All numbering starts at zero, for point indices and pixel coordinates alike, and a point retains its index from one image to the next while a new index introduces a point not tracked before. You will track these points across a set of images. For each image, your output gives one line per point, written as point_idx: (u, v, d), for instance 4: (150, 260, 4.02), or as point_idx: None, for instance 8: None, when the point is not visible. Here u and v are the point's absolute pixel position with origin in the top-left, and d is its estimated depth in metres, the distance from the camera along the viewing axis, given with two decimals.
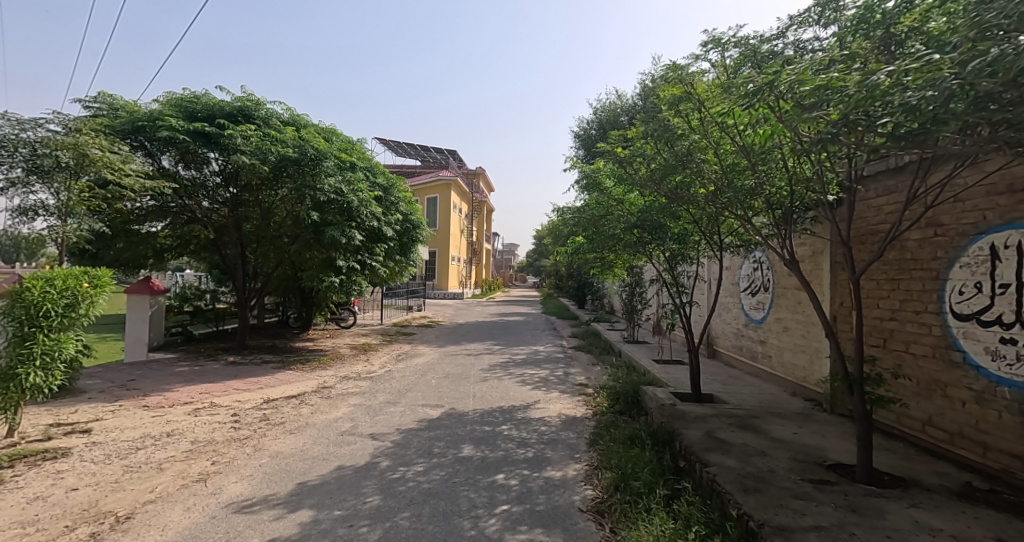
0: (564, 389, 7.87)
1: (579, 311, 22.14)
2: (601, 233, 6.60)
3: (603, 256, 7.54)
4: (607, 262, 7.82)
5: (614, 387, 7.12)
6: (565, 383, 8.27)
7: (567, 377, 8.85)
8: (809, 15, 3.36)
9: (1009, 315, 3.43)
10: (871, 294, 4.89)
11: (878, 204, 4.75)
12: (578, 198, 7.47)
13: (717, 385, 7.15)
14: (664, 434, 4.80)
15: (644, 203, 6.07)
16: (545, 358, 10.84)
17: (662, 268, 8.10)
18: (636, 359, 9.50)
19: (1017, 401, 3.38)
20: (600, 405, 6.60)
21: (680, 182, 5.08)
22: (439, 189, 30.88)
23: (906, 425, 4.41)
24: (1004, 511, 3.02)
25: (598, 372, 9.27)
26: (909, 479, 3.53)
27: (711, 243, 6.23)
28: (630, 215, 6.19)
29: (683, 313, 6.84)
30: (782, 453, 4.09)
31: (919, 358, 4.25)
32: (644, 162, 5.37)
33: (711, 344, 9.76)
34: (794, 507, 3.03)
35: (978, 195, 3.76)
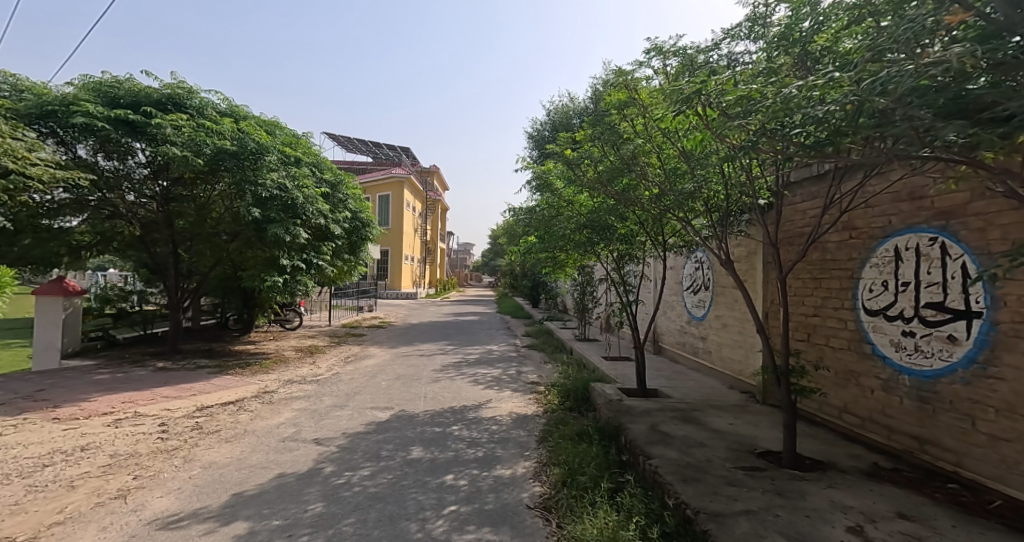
0: (517, 387, 7.91)
1: (533, 311, 22.18)
2: (552, 233, 6.72)
3: (555, 256, 7.66)
4: (559, 262, 7.96)
5: (565, 385, 7.26)
6: (517, 382, 8.33)
7: (519, 375, 8.90)
8: (740, 29, 3.56)
9: (909, 311, 3.80)
10: (798, 292, 5.27)
11: (803, 208, 5.11)
12: (530, 198, 7.55)
13: (662, 380, 7.44)
14: (612, 429, 4.95)
15: (593, 204, 6.21)
16: (499, 357, 10.85)
17: (610, 267, 8.38)
18: (587, 357, 9.73)
19: (915, 388, 3.74)
20: (551, 403, 6.71)
21: (628, 184, 5.26)
22: (394, 186, 30.14)
23: (826, 412, 4.79)
24: (905, 486, 3.35)
25: (550, 370, 9.41)
26: (828, 462, 3.83)
27: (656, 244, 6.48)
28: (580, 216, 6.33)
29: (631, 312, 7.04)
30: (719, 443, 4.32)
31: (837, 351, 4.63)
32: (593, 164, 5.50)
33: (656, 341, 10.15)
34: (727, 494, 3.21)
35: (885, 202, 4.12)
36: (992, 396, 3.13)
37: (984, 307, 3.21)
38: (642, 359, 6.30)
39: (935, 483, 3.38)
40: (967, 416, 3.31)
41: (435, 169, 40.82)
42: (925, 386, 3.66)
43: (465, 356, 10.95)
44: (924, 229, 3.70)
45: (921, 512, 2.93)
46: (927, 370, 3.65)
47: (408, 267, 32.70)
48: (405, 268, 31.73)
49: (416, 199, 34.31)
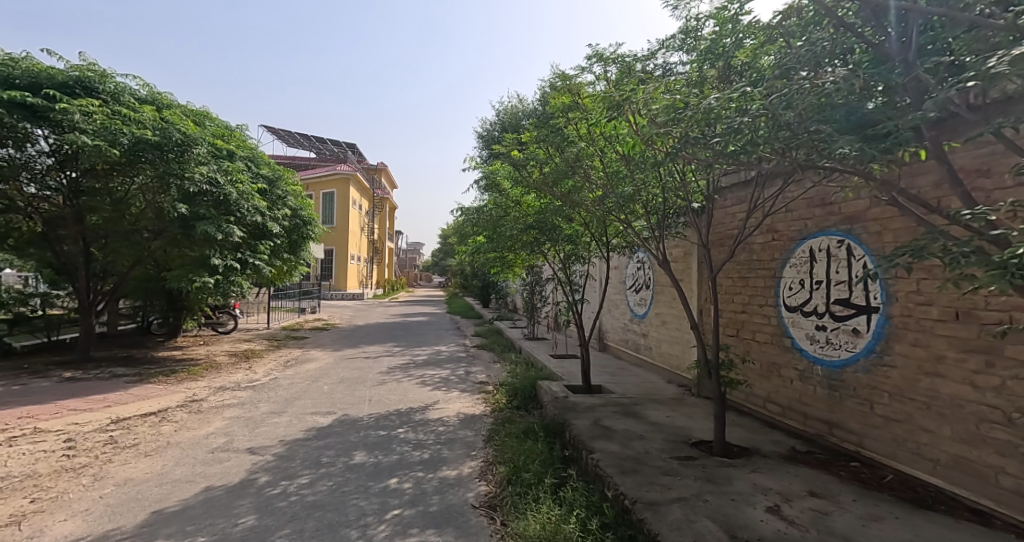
0: (465, 388, 7.90)
1: (482, 311, 22.14)
2: (499, 233, 6.76)
3: (503, 256, 7.70)
4: (507, 262, 8.00)
5: (513, 384, 7.32)
6: (465, 382, 8.31)
7: (467, 376, 8.88)
8: (674, 41, 3.75)
9: (821, 307, 4.15)
10: (728, 291, 5.62)
11: (732, 212, 5.45)
12: (478, 198, 7.56)
13: (606, 376, 7.68)
14: (557, 426, 5.05)
15: (540, 205, 6.30)
16: (447, 358, 10.76)
17: (557, 267, 8.53)
18: (535, 356, 9.85)
19: (827, 377, 4.10)
20: (499, 402, 6.75)
21: (573, 186, 5.38)
22: (339, 183, 29.10)
23: (752, 402, 5.14)
24: (817, 467, 3.67)
25: (498, 370, 9.45)
26: (753, 448, 4.12)
27: (600, 244, 6.65)
28: (526, 216, 6.41)
29: (576, 311, 7.22)
30: (657, 435, 4.53)
31: (762, 345, 4.98)
32: (538, 166, 5.60)
33: (602, 338, 10.44)
34: (662, 483, 3.38)
35: (801, 207, 4.47)
36: (887, 382, 3.49)
37: (881, 303, 3.57)
38: (587, 356, 6.47)
39: (842, 462, 3.73)
40: (867, 401, 3.67)
41: (382, 167, 39.85)
42: (834, 375, 4.01)
43: (413, 357, 10.77)
44: (833, 232, 4.06)
45: (829, 490, 3.22)
46: (835, 360, 4.01)
47: (355, 267, 31.72)
48: (351, 268, 30.78)
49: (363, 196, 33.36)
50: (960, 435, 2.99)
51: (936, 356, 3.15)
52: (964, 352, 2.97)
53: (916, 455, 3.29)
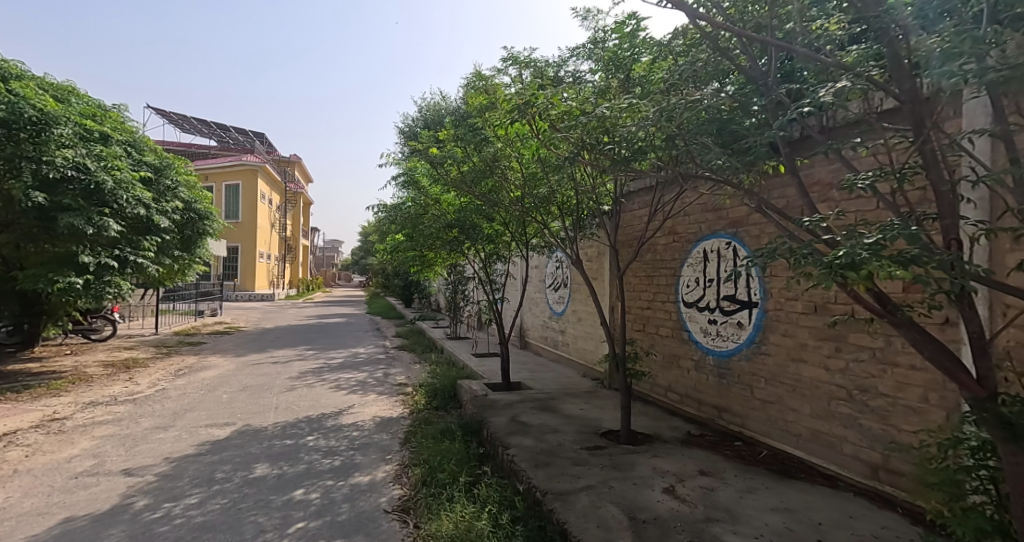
0: (382, 390, 7.65)
1: (404, 310, 21.54)
2: (417, 231, 6.62)
3: (423, 255, 7.55)
4: (427, 260, 7.86)
5: (432, 384, 7.21)
6: (383, 384, 8.04)
7: (386, 377, 8.61)
8: (583, 50, 3.88)
9: (713, 302, 4.55)
10: (635, 288, 5.96)
11: (638, 214, 5.79)
12: (396, 195, 7.38)
13: (525, 373, 7.82)
14: (475, 424, 5.07)
15: (459, 204, 6.27)
16: (364, 360, 10.34)
17: (477, 266, 8.53)
18: (456, 355, 9.78)
19: (717, 366, 4.50)
20: (417, 404, 6.61)
21: (492, 186, 5.41)
22: (247, 175, 26.63)
23: (655, 391, 5.50)
24: (709, 448, 4.01)
25: (417, 371, 9.26)
26: (655, 434, 4.42)
27: (520, 244, 6.72)
28: (445, 215, 6.34)
29: (495, 309, 7.27)
30: (570, 427, 4.70)
31: (664, 338, 5.35)
32: (456, 165, 5.56)
33: (522, 336, 10.61)
34: (572, 473, 3.51)
35: (697, 211, 4.85)
36: (765, 368, 3.91)
37: (760, 297, 3.99)
38: (506, 353, 6.55)
39: (730, 443, 4.11)
40: (749, 386, 4.09)
41: (295, 159, 37.40)
42: (723, 364, 4.42)
43: (327, 360, 10.22)
44: (723, 235, 4.46)
45: (717, 468, 3.54)
46: (724, 350, 4.42)
47: (265, 266, 29.49)
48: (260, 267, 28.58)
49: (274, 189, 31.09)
50: (816, 411, 3.43)
51: (800, 344, 3.58)
52: (819, 339, 3.41)
53: (785, 432, 3.72)
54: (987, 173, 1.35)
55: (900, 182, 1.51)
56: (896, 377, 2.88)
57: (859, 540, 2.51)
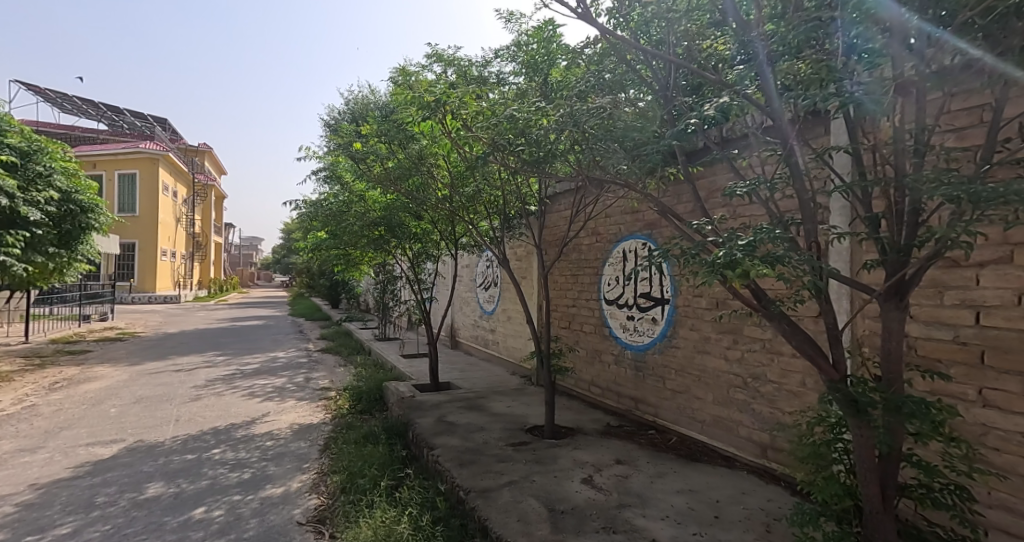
0: (302, 396, 7.26)
1: (328, 311, 20.54)
2: (339, 229, 6.35)
3: (347, 253, 7.26)
4: (353, 259, 7.58)
5: (356, 387, 6.96)
6: (303, 389, 7.64)
7: (306, 382, 8.18)
8: (507, 51, 3.90)
9: (631, 299, 4.80)
10: (561, 287, 6.13)
11: (563, 215, 5.95)
12: (318, 190, 7.04)
13: (455, 372, 7.76)
14: (400, 426, 4.96)
15: (385, 201, 6.09)
16: (283, 365, 9.74)
17: (405, 265, 8.35)
18: (384, 357, 9.50)
19: (635, 360, 4.75)
20: (339, 408, 6.35)
21: (418, 184, 5.31)
22: (145, 164, 24.14)
23: (579, 386, 5.70)
24: (626, 438, 4.22)
25: (342, 374, 8.89)
26: (577, 427, 4.58)
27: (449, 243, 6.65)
28: (370, 211, 6.14)
29: (424, 309, 7.17)
30: (496, 425, 4.73)
31: (588, 335, 5.54)
32: (379, 161, 5.40)
33: (453, 335, 10.53)
34: (496, 470, 3.54)
35: (616, 213, 5.07)
36: (675, 360, 4.19)
37: (671, 295, 4.26)
38: (434, 353, 6.46)
39: (646, 432, 4.36)
40: (662, 378, 4.35)
41: (205, 149, 34.43)
42: (640, 358, 4.67)
43: (240, 366, 9.50)
44: (640, 236, 4.70)
45: (633, 457, 3.74)
46: (640, 344, 4.67)
47: (169, 265, 26.91)
48: (164, 266, 26.04)
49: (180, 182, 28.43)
50: (718, 398, 3.74)
51: (705, 338, 3.87)
52: (720, 332, 3.73)
53: (692, 419, 4.01)
54: (840, 184, 1.55)
55: (773, 190, 1.69)
56: (781, 365, 3.22)
57: (750, 514, 2.77)
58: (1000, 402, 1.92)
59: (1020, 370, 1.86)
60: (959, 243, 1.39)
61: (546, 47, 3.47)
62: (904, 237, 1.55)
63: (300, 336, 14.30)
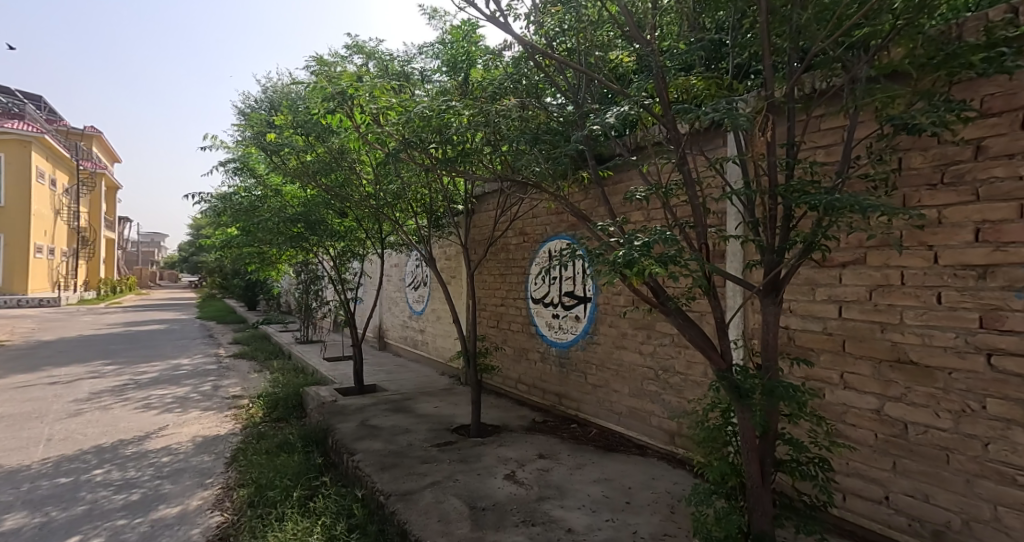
0: (209, 405, 6.71)
1: (242, 313, 19.09)
2: (252, 225, 5.92)
3: (262, 251, 6.79)
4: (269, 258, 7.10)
5: (271, 394, 6.54)
6: (210, 398, 7.06)
7: (214, 390, 7.57)
8: (432, 48, 3.83)
9: (556, 298, 4.93)
10: (489, 286, 6.15)
11: (490, 214, 5.97)
12: (227, 183, 6.52)
13: (381, 374, 7.55)
14: (318, 432, 4.74)
15: (304, 197, 5.77)
16: (187, 372, 8.93)
17: (327, 264, 7.98)
18: (305, 361, 9.02)
19: (559, 356, 4.88)
20: (251, 417, 5.94)
21: (340, 179, 5.05)
22: (14, 147, 21.01)
23: (506, 384, 5.76)
24: (550, 433, 4.34)
25: (256, 380, 8.32)
26: (503, 425, 4.63)
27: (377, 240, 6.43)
28: (287, 207, 5.79)
29: (348, 310, 6.90)
30: (422, 426, 4.67)
31: (516, 333, 5.62)
32: (295, 154, 5.10)
33: (381, 336, 10.21)
34: (419, 472, 3.49)
35: (542, 213, 5.17)
36: (595, 356, 4.37)
37: (593, 293, 4.43)
38: (359, 356, 6.22)
39: (568, 426, 4.51)
40: (584, 373, 4.52)
41: (92, 133, 30.63)
42: (564, 354, 4.82)
43: (134, 376, 8.57)
44: (565, 236, 4.84)
45: (554, 451, 3.85)
46: (564, 341, 4.82)
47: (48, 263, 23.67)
48: (40, 265, 22.86)
49: (60, 169, 25.07)
50: (633, 391, 3.95)
51: (622, 334, 4.07)
52: (636, 329, 3.93)
53: (611, 411, 4.21)
54: (727, 191, 1.71)
55: (670, 195, 1.83)
56: (688, 358, 3.46)
57: (659, 498, 2.96)
58: (856, 383, 2.22)
59: (872, 355, 2.16)
60: (819, 246, 1.59)
61: (464, 44, 3.47)
62: (774, 241, 1.74)
63: (209, 341, 13.17)
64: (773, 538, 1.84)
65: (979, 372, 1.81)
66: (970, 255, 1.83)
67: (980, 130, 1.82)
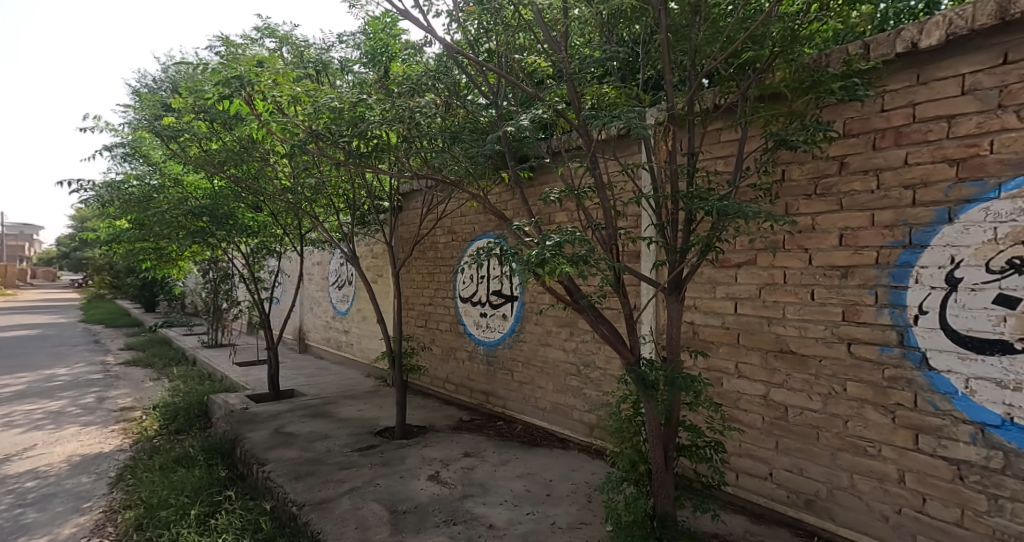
0: (93, 420, 5.99)
1: (138, 316, 17.22)
2: (145, 218, 5.33)
3: (158, 246, 6.18)
4: (168, 255, 6.48)
5: (169, 403, 5.97)
6: (94, 412, 6.30)
7: (99, 403, 6.76)
8: (354, 38, 3.68)
9: (484, 297, 4.95)
10: (418, 285, 6.03)
11: (418, 212, 5.85)
12: (116, 170, 5.83)
13: (301, 378, 7.15)
14: (224, 444, 4.40)
15: (210, 188, 5.31)
16: (65, 384, 7.90)
17: (239, 261, 7.42)
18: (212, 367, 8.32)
19: (487, 355, 4.90)
20: (144, 430, 5.39)
21: (252, 171, 4.71)
22: None
23: (434, 384, 5.70)
24: (476, 431, 4.35)
25: (151, 390, 7.55)
26: (429, 425, 4.58)
27: (295, 236, 6.09)
28: (190, 199, 5.30)
29: (262, 311, 6.46)
30: (342, 431, 4.49)
31: (444, 332, 5.57)
32: (197, 141, 4.67)
33: (301, 338, 9.67)
34: (336, 479, 3.36)
35: (471, 213, 5.16)
36: (522, 353, 4.45)
37: (520, 292, 4.50)
38: (274, 359, 5.87)
39: (495, 424, 4.55)
40: (512, 371, 4.57)
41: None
42: (491, 353, 4.85)
43: None
44: (494, 235, 4.87)
45: (479, 449, 3.87)
46: (492, 340, 4.84)
47: None
48: None
49: None
50: (557, 387, 4.07)
51: (547, 331, 4.18)
52: (561, 326, 4.06)
53: (536, 407, 4.30)
54: (636, 196, 1.82)
55: (583, 198, 1.91)
56: (607, 353, 3.63)
57: (578, 488, 3.08)
58: (749, 372, 2.45)
59: (760, 346, 2.39)
60: (714, 247, 1.74)
61: (383, 37, 3.42)
62: (675, 242, 1.88)
63: (96, 347, 11.75)
64: (675, 518, 1.99)
65: (842, 359, 2.07)
66: (836, 257, 2.09)
67: (842, 148, 2.07)
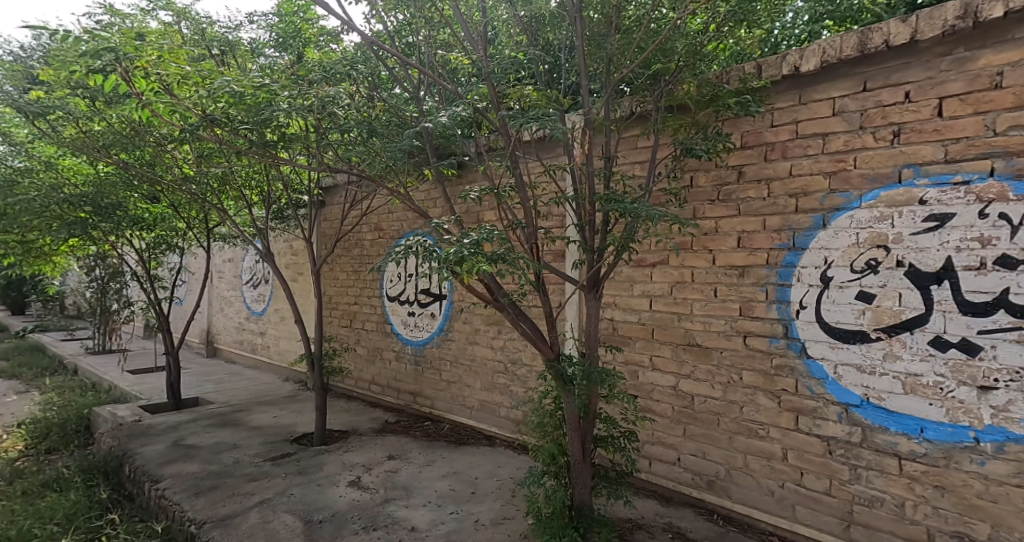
0: None
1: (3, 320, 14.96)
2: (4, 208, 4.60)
3: (26, 239, 5.38)
4: (39, 249, 5.67)
5: (40, 418, 5.24)
6: None
7: None
8: (266, 18, 3.44)
9: (412, 295, 4.85)
10: (342, 284, 5.79)
11: (341, 208, 5.61)
12: None
13: (208, 385, 6.60)
14: (107, 461, 3.94)
15: (92, 174, 4.72)
16: None
17: (131, 257, 6.69)
18: (97, 375, 7.42)
19: (414, 355, 4.81)
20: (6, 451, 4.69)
21: (145, 157, 4.26)
22: None
23: (359, 386, 5.50)
24: (402, 433, 4.27)
25: (16, 405, 6.58)
26: (352, 429, 4.42)
27: (200, 231, 5.60)
28: (68, 186, 4.68)
29: (159, 312, 5.87)
30: (253, 440, 4.21)
31: (370, 332, 5.39)
32: (75, 120, 4.13)
33: (210, 341, 8.92)
34: (244, 492, 3.14)
35: (399, 209, 5.03)
36: (449, 352, 4.42)
37: (449, 291, 4.46)
38: (174, 364, 5.35)
39: (422, 424, 4.48)
40: (440, 370, 4.53)
41: None
42: (419, 352, 4.76)
43: None
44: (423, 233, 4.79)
45: (403, 451, 3.80)
46: (420, 339, 4.76)
47: None
48: None
49: None
50: (484, 385, 4.10)
51: (475, 330, 4.19)
52: (488, 324, 4.08)
53: (463, 406, 4.30)
54: (555, 197, 1.88)
55: (503, 197, 1.93)
56: (533, 350, 3.71)
57: (503, 484, 3.12)
58: (660, 365, 2.62)
59: (671, 340, 2.56)
60: (628, 248, 1.84)
61: (295, 19, 3.26)
62: (592, 242, 1.96)
63: None
64: (591, 506, 2.08)
65: (739, 350, 2.27)
66: (735, 257, 2.28)
67: (739, 158, 2.27)
